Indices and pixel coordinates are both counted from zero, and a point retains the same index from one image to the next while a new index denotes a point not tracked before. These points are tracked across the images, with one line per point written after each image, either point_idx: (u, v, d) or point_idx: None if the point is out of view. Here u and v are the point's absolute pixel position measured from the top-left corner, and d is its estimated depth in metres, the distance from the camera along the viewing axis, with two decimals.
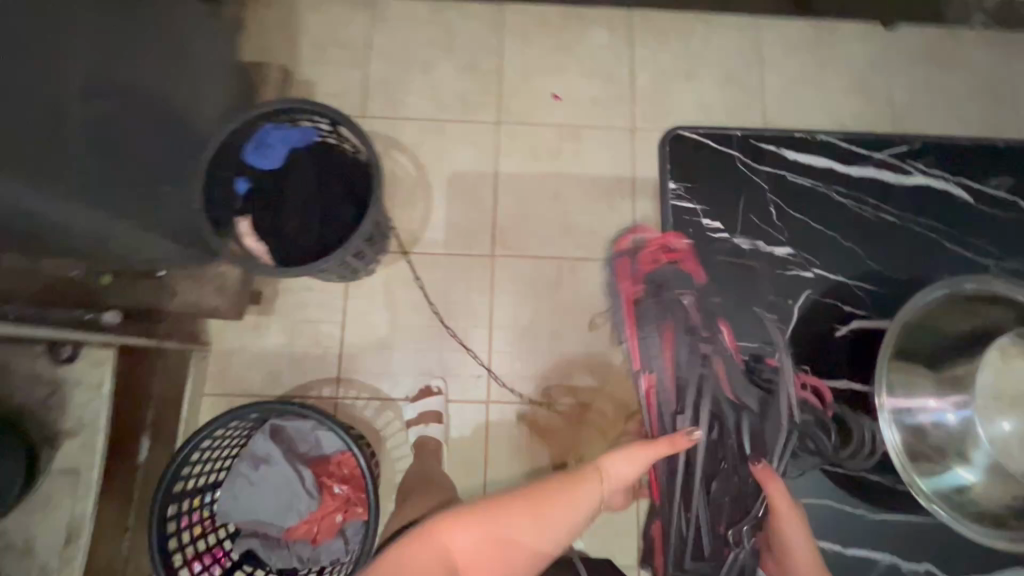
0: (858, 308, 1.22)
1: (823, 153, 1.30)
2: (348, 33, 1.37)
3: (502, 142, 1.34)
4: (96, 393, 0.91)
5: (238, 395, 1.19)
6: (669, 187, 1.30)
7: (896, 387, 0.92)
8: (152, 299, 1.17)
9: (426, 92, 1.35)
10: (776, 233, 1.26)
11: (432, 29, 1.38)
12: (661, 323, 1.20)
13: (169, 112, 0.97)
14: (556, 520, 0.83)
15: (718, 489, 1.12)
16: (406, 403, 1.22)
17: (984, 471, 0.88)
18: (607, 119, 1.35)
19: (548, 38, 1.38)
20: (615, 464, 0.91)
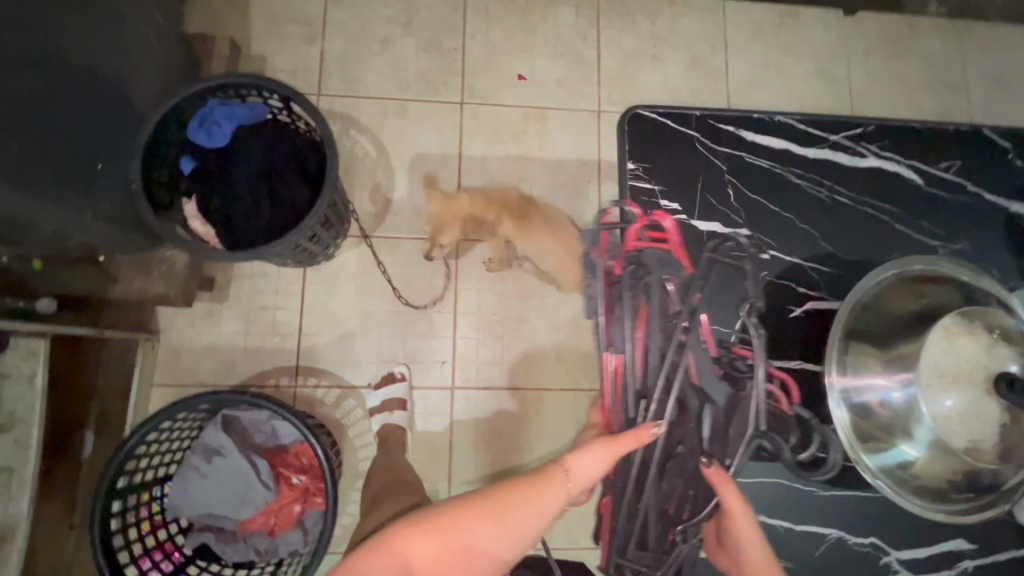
0: (811, 290, 1.23)
1: (782, 134, 1.32)
2: (303, 5, 1.30)
3: (465, 123, 1.30)
4: (29, 387, 0.85)
5: (190, 386, 1.14)
6: (629, 168, 1.30)
7: (845, 368, 0.95)
8: (95, 286, 1.11)
9: (387, 70, 1.31)
10: (734, 215, 1.27)
11: (392, 3, 1.33)
12: (636, 305, 1.04)
13: (97, 81, 0.90)
14: (521, 519, 0.82)
15: (670, 476, 1.00)
16: (369, 390, 1.19)
17: (927, 447, 0.89)
18: (572, 101, 1.33)
19: (513, 16, 1.35)
20: (580, 462, 0.90)
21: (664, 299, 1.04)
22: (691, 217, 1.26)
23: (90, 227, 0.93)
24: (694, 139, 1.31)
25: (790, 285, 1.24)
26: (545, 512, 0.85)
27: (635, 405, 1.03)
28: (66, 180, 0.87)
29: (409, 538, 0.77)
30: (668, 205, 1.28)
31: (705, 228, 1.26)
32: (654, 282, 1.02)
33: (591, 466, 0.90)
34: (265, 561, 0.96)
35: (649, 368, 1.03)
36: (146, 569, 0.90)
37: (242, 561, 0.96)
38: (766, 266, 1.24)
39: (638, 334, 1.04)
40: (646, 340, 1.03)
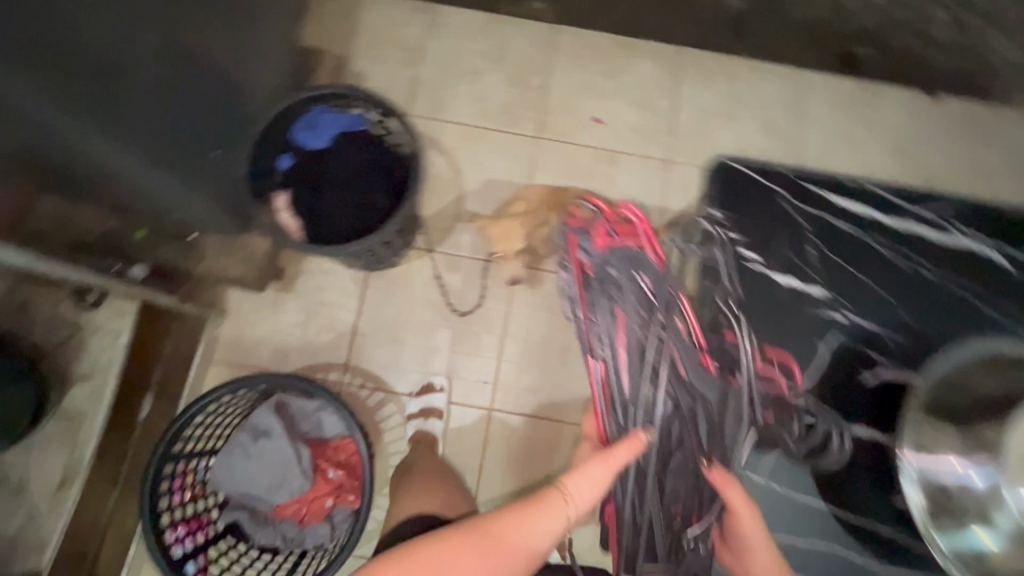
0: (886, 355, 1.25)
1: (868, 201, 1.34)
2: (404, 31, 1.41)
3: (538, 155, 1.36)
4: (114, 340, 1.07)
5: (245, 367, 1.20)
6: (713, 215, 1.33)
7: (920, 447, 1.05)
8: (181, 260, 1.19)
9: (472, 99, 1.39)
10: (812, 273, 1.30)
11: (485, 38, 1.41)
12: (613, 309, 1.16)
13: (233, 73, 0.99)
14: (523, 539, 0.81)
15: (671, 477, 1.12)
16: (410, 398, 1.22)
17: (1002, 532, 1.01)
18: (645, 148, 1.38)
19: (597, 61, 1.41)
20: (576, 485, 0.90)
21: (639, 303, 1.16)
22: (771, 269, 1.30)
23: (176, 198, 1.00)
24: (780, 195, 1.34)
25: (865, 347, 1.26)
26: (540, 536, 0.83)
27: (624, 413, 1.12)
28: (175, 155, 0.94)
29: (391, 568, 0.75)
30: (747, 254, 1.32)
31: (783, 281, 1.30)
32: (622, 282, 1.16)
33: (592, 485, 0.91)
34: (290, 550, 0.97)
35: (637, 373, 1.13)
36: (178, 536, 0.94)
37: (268, 545, 0.97)
38: (841, 326, 1.27)
39: (620, 339, 1.15)
40: (624, 337, 1.15)
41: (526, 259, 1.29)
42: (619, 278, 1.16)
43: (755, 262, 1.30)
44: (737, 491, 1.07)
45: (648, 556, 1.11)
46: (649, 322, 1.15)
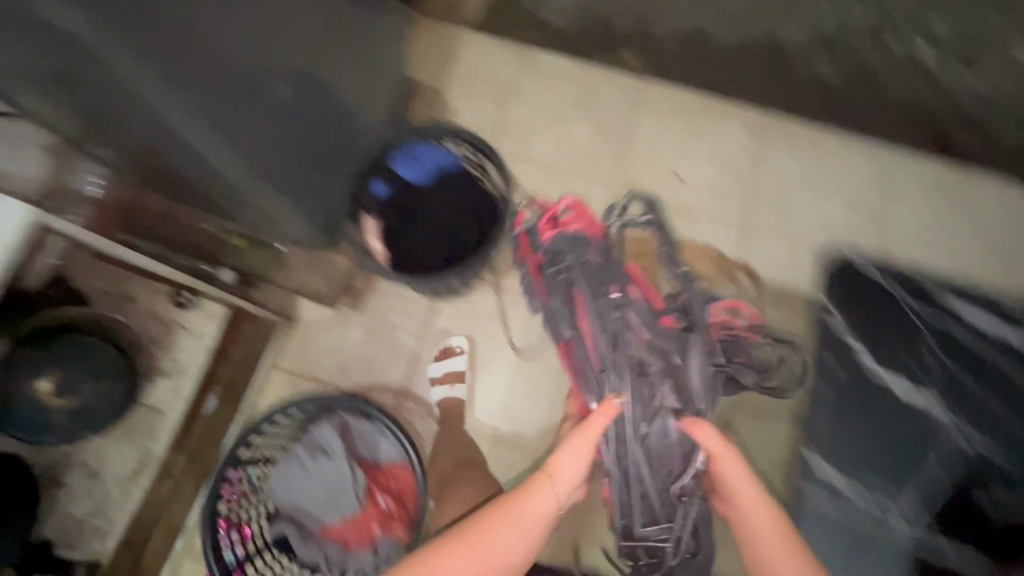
0: (1005, 478, 1.21)
1: (993, 311, 1.28)
2: (496, 71, 1.45)
3: (616, 204, 1.36)
4: (198, 338, 1.15)
5: (307, 379, 1.22)
6: (826, 309, 1.31)
7: None
8: (269, 270, 1.22)
9: (556, 142, 1.41)
10: (926, 380, 1.26)
11: (574, 84, 1.44)
12: (569, 293, 1.21)
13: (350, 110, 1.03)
14: (527, 520, 0.99)
15: (651, 442, 1.17)
16: (432, 360, 1.23)
17: None
18: (723, 210, 1.37)
19: (683, 119, 1.42)
20: (558, 463, 1.06)
21: (587, 276, 1.22)
22: (886, 373, 1.26)
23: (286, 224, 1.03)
24: (900, 296, 1.30)
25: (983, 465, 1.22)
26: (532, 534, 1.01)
27: (598, 390, 1.18)
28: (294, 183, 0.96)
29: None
30: (863, 356, 1.28)
31: (897, 387, 1.26)
32: (569, 267, 1.22)
33: (574, 462, 1.06)
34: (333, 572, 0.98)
35: (602, 347, 1.19)
36: (228, 541, 0.96)
37: (311, 565, 0.98)
38: (958, 442, 1.23)
39: (580, 318, 1.20)
40: (588, 319, 1.20)
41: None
42: (562, 260, 1.21)
43: (871, 365, 1.27)
44: (708, 431, 1.12)
45: (648, 519, 1.16)
46: (603, 295, 1.21)
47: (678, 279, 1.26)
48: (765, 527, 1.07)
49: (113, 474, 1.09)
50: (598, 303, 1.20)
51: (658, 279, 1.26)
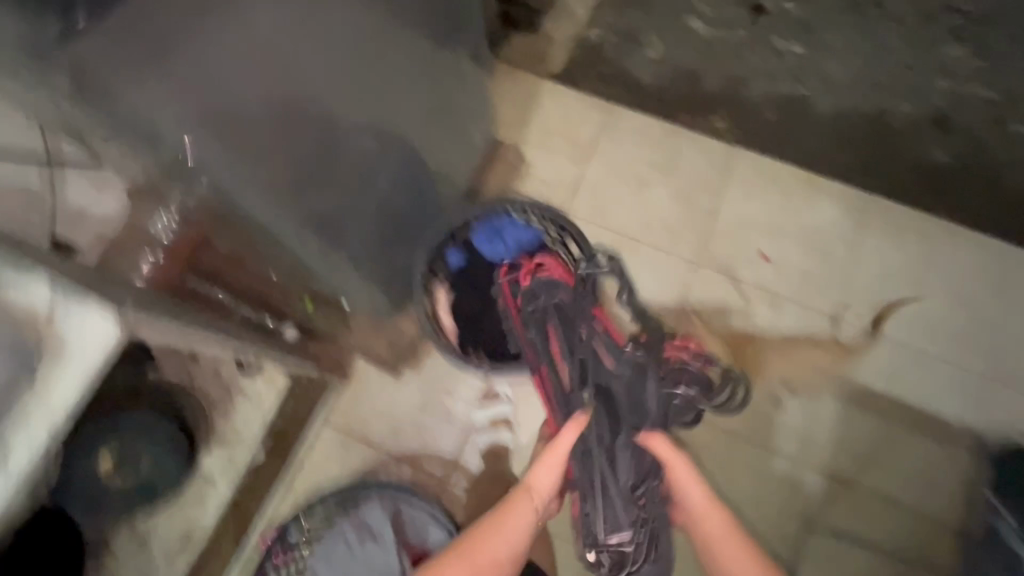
0: None
1: None
2: (577, 127, 1.39)
3: (694, 280, 1.28)
4: (258, 405, 1.13)
5: (357, 440, 1.18)
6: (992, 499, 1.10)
7: None
8: (333, 328, 1.15)
9: (634, 208, 1.34)
10: None
11: (657, 147, 1.37)
12: (542, 322, 1.01)
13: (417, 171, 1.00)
14: (511, 531, 0.95)
15: (617, 462, 0.96)
16: (475, 406, 1.20)
17: None
18: (811, 298, 1.26)
19: (773, 193, 1.33)
20: (537, 477, 0.99)
21: (559, 311, 1.01)
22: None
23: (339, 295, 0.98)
24: None
25: None
26: (518, 528, 0.96)
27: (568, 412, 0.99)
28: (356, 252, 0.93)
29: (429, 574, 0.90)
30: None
31: None
32: (543, 294, 1.02)
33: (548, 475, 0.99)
34: None
35: (574, 379, 0.98)
36: None
37: None
38: None
39: (554, 349, 1.00)
40: (558, 346, 1.00)
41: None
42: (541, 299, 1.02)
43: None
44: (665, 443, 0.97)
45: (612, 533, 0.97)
46: (574, 320, 1.00)
47: (642, 321, 1.12)
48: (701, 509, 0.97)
49: (165, 532, 1.09)
50: (568, 337, 0.99)
51: (613, 311, 1.19)
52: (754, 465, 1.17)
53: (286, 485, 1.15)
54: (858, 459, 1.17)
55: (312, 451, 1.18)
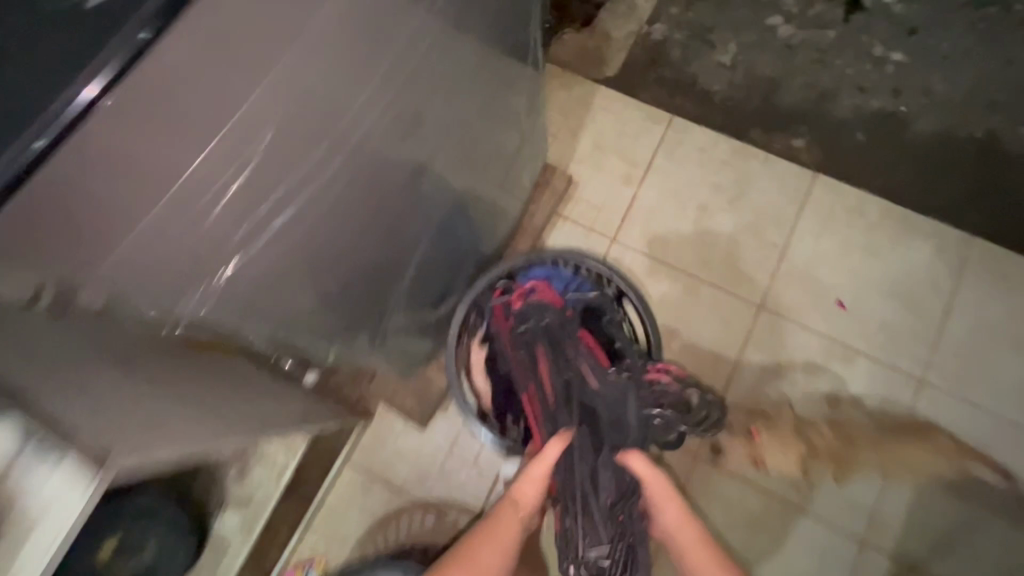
0: None
1: None
2: (635, 145, 1.25)
3: (756, 327, 1.15)
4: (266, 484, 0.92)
5: (380, 482, 1.12)
6: None
7: None
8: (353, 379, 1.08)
9: (693, 240, 1.20)
10: None
11: (723, 172, 1.22)
12: (528, 342, 0.87)
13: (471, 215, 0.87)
14: (489, 552, 0.77)
15: (600, 483, 0.81)
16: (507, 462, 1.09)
17: None
18: (895, 355, 1.10)
19: (856, 230, 1.17)
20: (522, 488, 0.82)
21: (550, 333, 0.88)
22: None
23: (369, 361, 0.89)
24: None
25: None
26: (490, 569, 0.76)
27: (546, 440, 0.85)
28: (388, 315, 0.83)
29: None
30: None
31: None
32: (533, 316, 0.90)
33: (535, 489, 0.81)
34: None
35: (559, 404, 0.84)
36: None
37: None
38: None
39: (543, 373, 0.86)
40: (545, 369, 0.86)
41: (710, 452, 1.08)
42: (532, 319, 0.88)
43: None
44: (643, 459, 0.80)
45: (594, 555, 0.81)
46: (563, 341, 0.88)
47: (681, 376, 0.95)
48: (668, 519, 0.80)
49: None
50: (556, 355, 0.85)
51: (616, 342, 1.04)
52: (815, 542, 1.05)
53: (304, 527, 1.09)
54: (935, 545, 1.03)
55: (333, 491, 1.12)
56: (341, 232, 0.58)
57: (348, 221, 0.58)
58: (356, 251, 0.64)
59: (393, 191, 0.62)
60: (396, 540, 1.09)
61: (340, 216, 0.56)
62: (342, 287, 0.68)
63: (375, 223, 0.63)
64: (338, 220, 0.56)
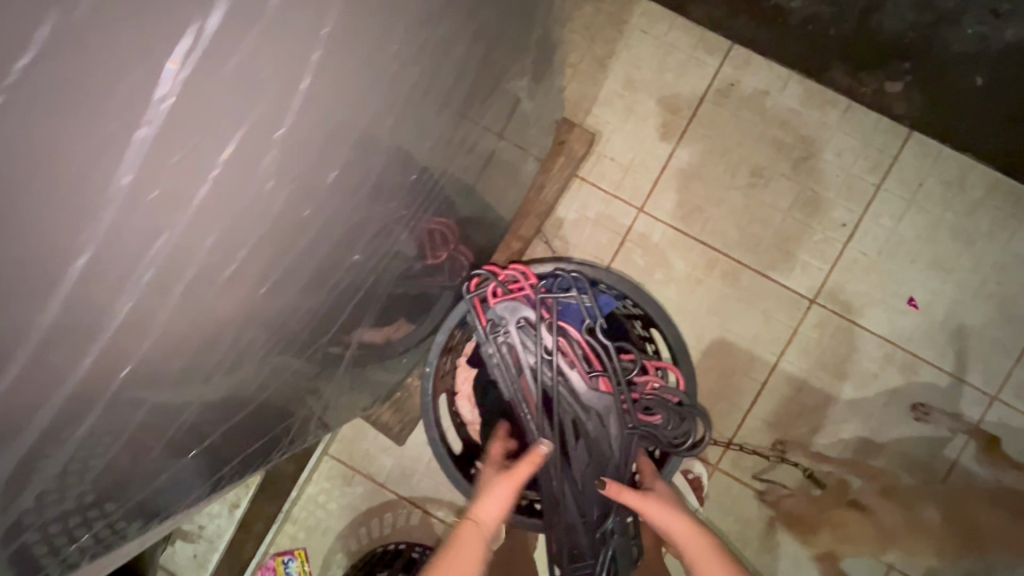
0: None
1: None
2: (680, 83, 0.97)
3: (809, 323, 0.96)
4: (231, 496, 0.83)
5: (362, 474, 1.02)
6: None
7: None
8: None
9: (742, 212, 0.97)
10: None
11: (792, 124, 0.96)
12: (504, 350, 0.63)
13: (482, 223, 0.67)
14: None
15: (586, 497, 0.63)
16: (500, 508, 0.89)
17: None
18: (965, 367, 0.94)
19: (948, 211, 0.94)
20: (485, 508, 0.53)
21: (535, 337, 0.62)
22: None
23: (348, 418, 0.70)
24: None
25: None
26: None
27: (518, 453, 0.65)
28: (364, 376, 0.63)
29: None
30: None
31: None
32: (513, 314, 0.62)
33: (499, 503, 0.53)
34: None
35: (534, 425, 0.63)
36: None
37: None
38: None
39: (523, 390, 0.63)
40: (522, 380, 0.63)
41: (758, 479, 0.96)
42: (507, 322, 0.62)
43: None
44: (656, 504, 0.56)
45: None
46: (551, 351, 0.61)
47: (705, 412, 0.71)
48: (689, 535, 0.53)
49: None
50: (529, 362, 0.62)
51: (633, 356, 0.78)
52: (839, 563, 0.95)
53: (279, 519, 1.00)
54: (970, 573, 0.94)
55: (311, 480, 1.02)
56: (228, 347, 0.34)
57: (241, 332, 0.34)
58: (271, 352, 0.40)
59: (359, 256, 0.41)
60: (380, 537, 1.01)
61: (210, 336, 0.32)
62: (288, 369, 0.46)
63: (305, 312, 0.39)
64: (212, 322, 0.31)
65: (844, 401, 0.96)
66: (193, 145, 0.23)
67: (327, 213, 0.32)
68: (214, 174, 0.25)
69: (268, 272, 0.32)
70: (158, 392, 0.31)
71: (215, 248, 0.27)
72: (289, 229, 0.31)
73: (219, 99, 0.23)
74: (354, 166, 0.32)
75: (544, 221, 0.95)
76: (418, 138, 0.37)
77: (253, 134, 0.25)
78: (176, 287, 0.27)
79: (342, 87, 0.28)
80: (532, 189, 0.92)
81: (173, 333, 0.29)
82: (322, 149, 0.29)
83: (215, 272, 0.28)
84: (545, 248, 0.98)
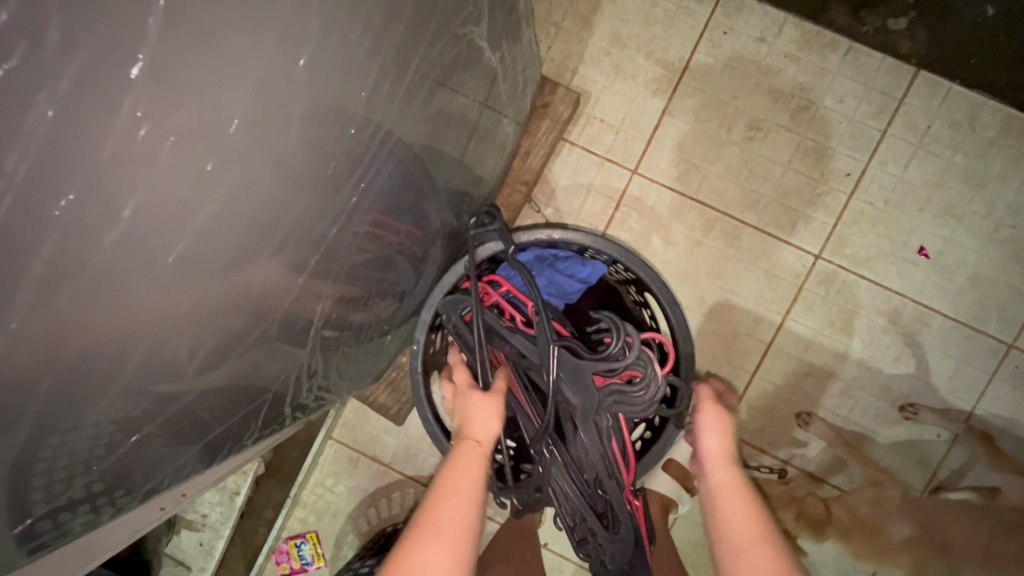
0: None
1: None
2: (669, 36, 0.92)
3: (814, 279, 0.93)
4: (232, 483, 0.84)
5: (367, 456, 1.02)
6: None
7: None
8: None
9: (741, 169, 0.93)
10: None
11: (791, 71, 0.91)
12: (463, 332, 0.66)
13: (465, 190, 0.65)
14: (460, 484, 0.54)
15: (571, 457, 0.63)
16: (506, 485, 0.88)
17: None
18: (981, 318, 0.90)
19: (958, 154, 0.89)
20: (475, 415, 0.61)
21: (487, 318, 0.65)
22: None
23: (343, 397, 0.70)
24: None
25: None
26: (465, 492, 0.53)
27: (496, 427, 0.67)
28: (354, 355, 0.62)
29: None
30: None
31: None
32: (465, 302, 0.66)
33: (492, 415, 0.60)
34: None
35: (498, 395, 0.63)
36: None
37: None
38: None
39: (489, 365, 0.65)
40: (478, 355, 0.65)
41: (767, 440, 0.94)
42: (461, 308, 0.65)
43: None
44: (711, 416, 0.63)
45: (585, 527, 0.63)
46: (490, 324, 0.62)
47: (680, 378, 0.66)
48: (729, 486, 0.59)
49: None
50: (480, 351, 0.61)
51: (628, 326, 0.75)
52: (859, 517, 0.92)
53: (287, 506, 1.01)
54: None
55: (317, 465, 1.02)
56: (149, 334, 0.29)
57: (160, 315, 0.28)
58: (246, 342, 0.38)
59: (327, 233, 0.38)
60: (389, 516, 1.01)
61: (116, 315, 0.26)
62: (273, 360, 0.44)
63: (261, 295, 0.36)
64: (114, 285, 0.25)
65: (852, 358, 0.93)
66: (11, 67, 0.18)
67: (236, 176, 0.27)
68: (51, 109, 0.19)
69: (184, 230, 0.26)
70: (58, 381, 0.25)
71: (79, 204, 0.22)
72: (194, 182, 0.26)
73: (34, 16, 0.18)
74: (265, 121, 0.27)
75: (533, 189, 0.92)
76: (360, 87, 0.33)
77: (97, 61, 0.20)
78: (36, 253, 0.21)
79: (216, 17, 0.23)
80: (517, 156, 0.89)
81: (52, 308, 0.23)
82: (220, 74, 0.24)
83: (95, 233, 0.23)
84: (537, 217, 0.95)
